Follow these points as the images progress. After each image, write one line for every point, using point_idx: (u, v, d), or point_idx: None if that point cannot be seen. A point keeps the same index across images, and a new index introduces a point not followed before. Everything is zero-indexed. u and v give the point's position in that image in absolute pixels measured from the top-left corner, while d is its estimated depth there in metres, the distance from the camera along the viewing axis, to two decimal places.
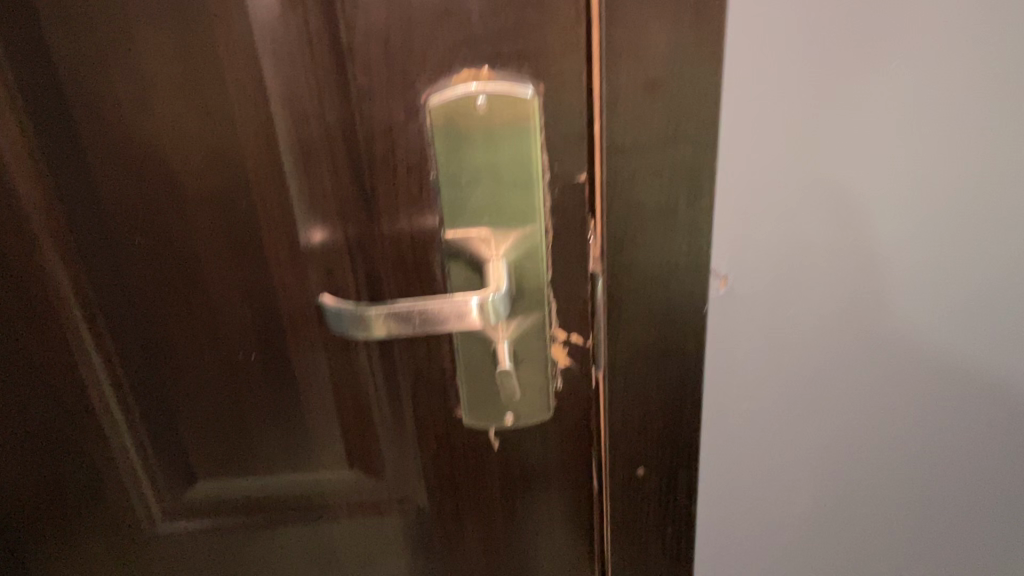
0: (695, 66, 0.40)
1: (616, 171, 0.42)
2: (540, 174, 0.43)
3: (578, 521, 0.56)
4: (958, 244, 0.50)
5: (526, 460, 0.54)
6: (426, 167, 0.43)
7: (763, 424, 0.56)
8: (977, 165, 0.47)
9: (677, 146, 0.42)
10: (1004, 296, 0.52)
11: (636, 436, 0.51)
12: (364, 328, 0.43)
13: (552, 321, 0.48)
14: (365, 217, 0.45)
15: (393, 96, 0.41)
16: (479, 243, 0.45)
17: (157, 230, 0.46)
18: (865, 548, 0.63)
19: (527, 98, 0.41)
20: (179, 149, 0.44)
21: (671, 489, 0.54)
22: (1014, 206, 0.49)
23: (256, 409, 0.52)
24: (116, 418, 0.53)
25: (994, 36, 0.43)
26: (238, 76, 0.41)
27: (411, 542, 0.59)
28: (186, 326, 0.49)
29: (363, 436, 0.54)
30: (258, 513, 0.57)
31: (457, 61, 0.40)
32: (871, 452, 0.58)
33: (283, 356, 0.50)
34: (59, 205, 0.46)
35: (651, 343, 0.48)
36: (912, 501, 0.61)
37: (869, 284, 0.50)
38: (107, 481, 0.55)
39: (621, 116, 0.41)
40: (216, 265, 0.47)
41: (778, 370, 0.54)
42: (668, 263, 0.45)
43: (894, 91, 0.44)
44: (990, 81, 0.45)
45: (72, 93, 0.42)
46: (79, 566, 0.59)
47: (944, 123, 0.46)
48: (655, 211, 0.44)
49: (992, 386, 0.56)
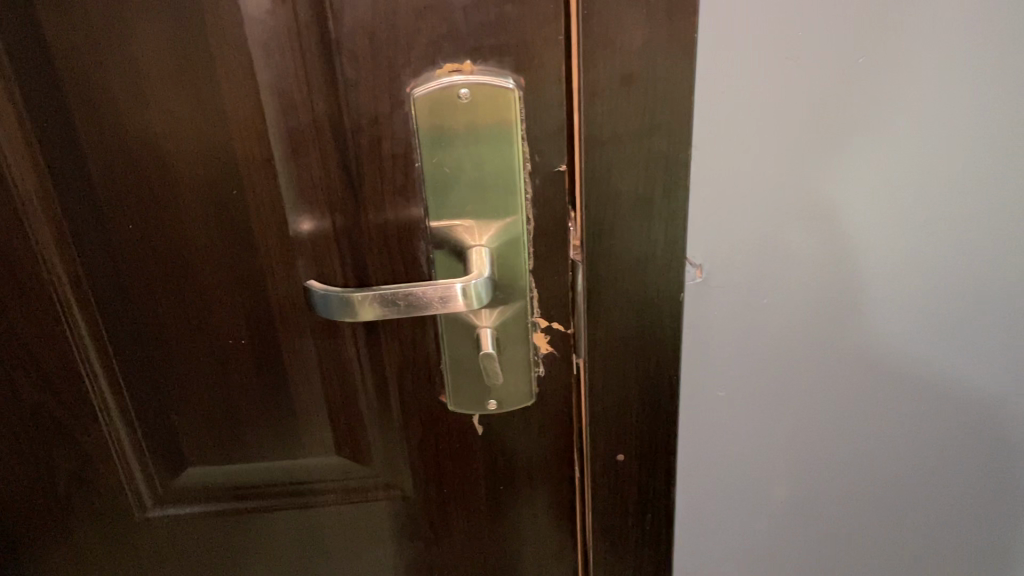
0: (669, 60, 0.41)
1: (595, 161, 0.44)
2: (520, 164, 0.44)
3: (561, 506, 0.58)
4: (928, 235, 0.52)
5: (509, 446, 0.55)
6: (411, 157, 0.45)
7: (739, 411, 0.58)
8: (945, 157, 0.49)
9: (654, 139, 0.43)
10: (972, 289, 0.54)
11: (616, 423, 0.53)
12: (351, 312, 0.45)
13: (533, 308, 0.50)
14: (352, 207, 0.47)
15: (379, 88, 0.43)
16: (462, 232, 0.46)
17: (150, 218, 0.47)
18: (841, 534, 0.65)
19: (509, 89, 0.42)
20: (172, 139, 0.45)
21: (650, 474, 0.55)
22: (980, 201, 0.51)
23: (246, 395, 0.54)
24: (108, 406, 0.54)
25: (957, 35, 0.45)
26: (230, 67, 0.43)
27: (397, 528, 0.60)
28: (179, 313, 0.50)
29: (351, 422, 0.55)
30: (248, 499, 0.58)
31: (440, 55, 0.42)
32: (846, 439, 0.60)
33: (273, 344, 0.52)
34: (55, 195, 0.47)
35: (629, 330, 0.50)
36: (886, 489, 0.63)
37: (841, 274, 0.52)
38: (99, 468, 0.56)
39: (598, 108, 0.42)
40: (209, 254, 0.48)
41: (754, 358, 0.55)
42: (645, 252, 0.47)
43: (863, 84, 0.46)
44: (952, 78, 0.47)
45: (68, 82, 0.43)
46: (72, 551, 0.60)
47: (911, 119, 0.48)
48: (632, 201, 0.45)
49: (962, 377, 0.58)
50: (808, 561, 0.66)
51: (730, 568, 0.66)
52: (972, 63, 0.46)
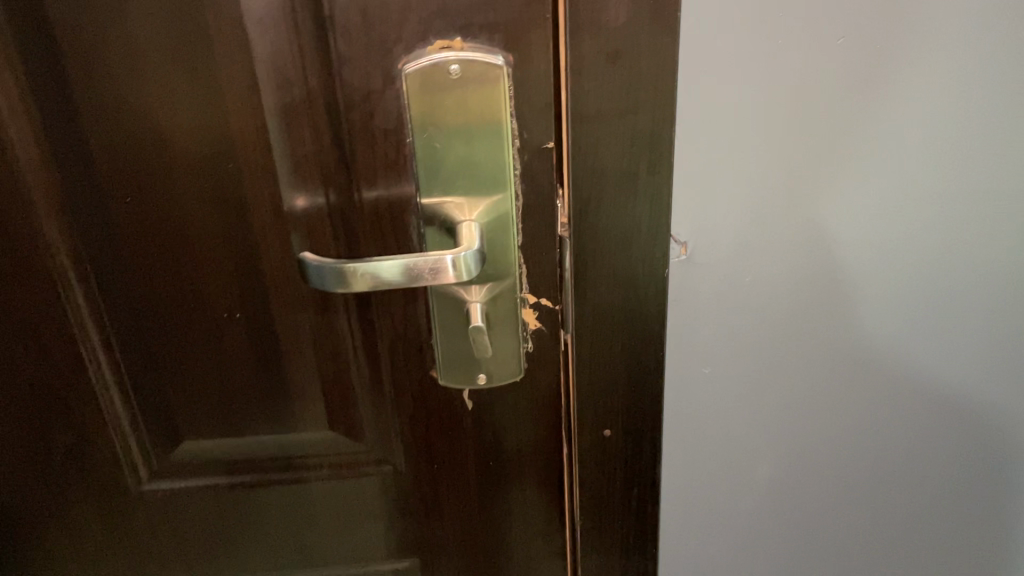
0: (653, 38, 0.43)
1: (582, 138, 0.45)
2: (510, 140, 0.46)
3: (549, 481, 0.59)
4: (908, 216, 0.53)
5: (497, 421, 0.56)
6: (402, 133, 0.46)
7: (723, 389, 0.59)
8: (925, 140, 0.50)
9: (638, 116, 0.45)
10: (951, 272, 0.55)
11: (602, 398, 0.54)
12: (344, 284, 0.46)
13: (523, 284, 0.51)
14: (346, 182, 0.48)
15: (372, 65, 0.44)
16: (453, 209, 0.47)
17: (149, 194, 0.48)
18: (823, 512, 0.66)
19: (497, 65, 0.43)
20: (170, 114, 0.46)
21: (636, 450, 0.56)
22: (959, 184, 0.52)
23: (240, 370, 0.55)
24: (105, 378, 0.55)
25: (936, 20, 0.47)
26: (228, 44, 0.44)
27: (388, 503, 0.61)
28: (175, 288, 0.51)
29: (343, 398, 0.56)
30: (241, 472, 0.60)
31: (431, 32, 0.43)
32: (829, 419, 0.61)
33: (267, 319, 0.53)
34: (55, 169, 0.48)
35: (615, 306, 0.51)
36: (867, 468, 0.64)
37: (822, 254, 0.54)
38: (96, 442, 0.57)
39: (584, 85, 0.44)
40: (205, 229, 0.49)
41: (738, 337, 0.57)
42: (631, 228, 0.48)
43: (843, 68, 0.48)
44: (931, 62, 0.48)
45: (70, 57, 0.44)
46: (69, 525, 0.61)
47: (891, 101, 0.49)
48: (617, 178, 0.46)
49: (943, 359, 0.59)
50: (790, 538, 0.68)
51: (713, 543, 0.67)
52: (950, 46, 0.48)
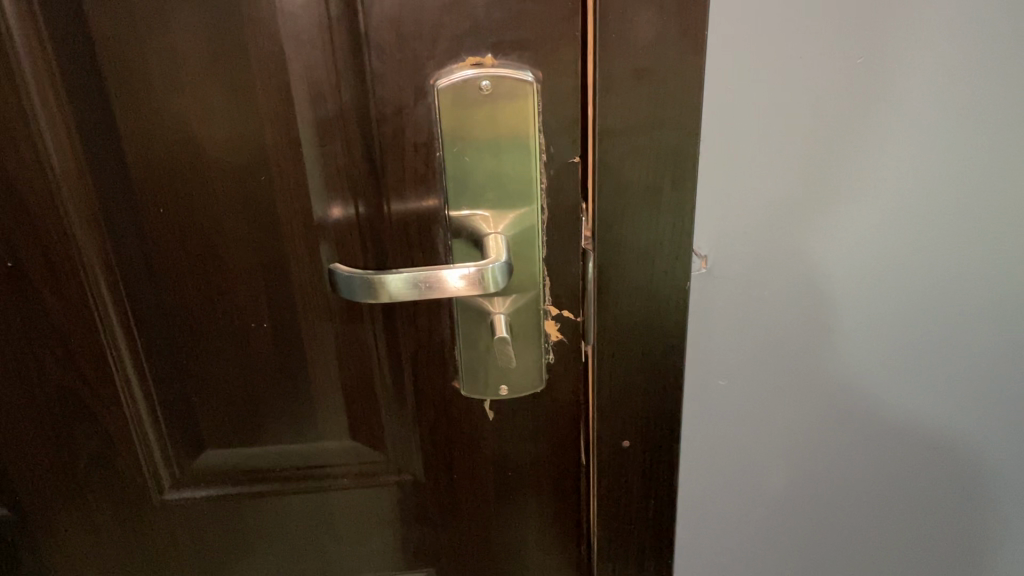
0: (679, 56, 0.44)
1: (608, 152, 0.46)
2: (537, 155, 0.46)
3: (566, 491, 0.60)
4: (922, 231, 0.54)
5: (518, 431, 0.57)
6: (432, 147, 0.47)
7: (738, 400, 0.60)
8: (940, 158, 0.51)
9: (663, 130, 0.45)
10: (964, 287, 0.56)
11: (622, 409, 0.55)
12: (374, 294, 0.46)
13: (546, 296, 0.52)
14: (375, 193, 0.49)
15: (404, 79, 0.45)
16: (480, 221, 0.48)
17: (182, 203, 0.49)
18: (834, 525, 0.67)
19: (527, 81, 0.44)
20: (204, 125, 0.47)
21: (655, 461, 0.57)
22: (976, 200, 0.53)
23: (266, 379, 0.55)
24: (131, 386, 0.56)
25: (954, 41, 0.48)
26: (263, 57, 0.45)
27: (407, 513, 0.62)
28: (203, 297, 0.52)
29: (366, 407, 0.57)
30: (262, 481, 0.60)
31: (463, 49, 0.44)
32: (842, 432, 0.62)
33: (293, 328, 0.53)
34: (90, 179, 0.49)
35: (636, 318, 0.51)
36: (880, 480, 0.65)
37: (838, 267, 0.55)
38: (120, 449, 0.58)
39: (612, 102, 0.45)
40: (235, 239, 0.50)
41: (754, 350, 0.58)
42: (653, 242, 0.49)
43: (862, 87, 0.49)
44: (949, 79, 0.49)
45: (109, 69, 0.45)
46: (89, 531, 0.62)
47: (907, 120, 0.50)
48: (642, 192, 0.47)
49: (957, 372, 0.60)
50: (802, 549, 0.68)
51: (725, 554, 0.68)
52: (968, 67, 0.49)
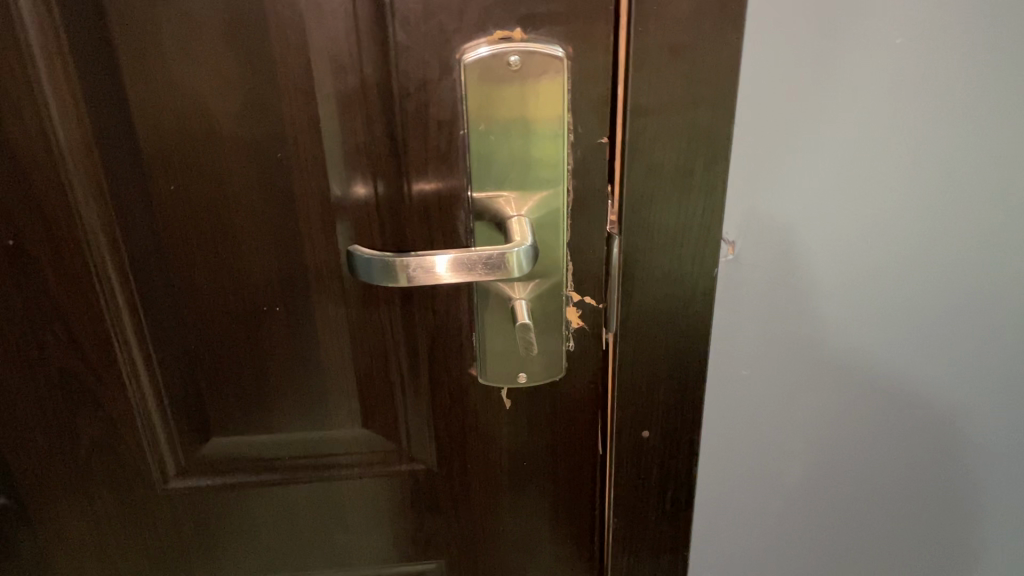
0: (718, 33, 0.42)
1: (640, 132, 0.44)
2: (564, 134, 0.45)
3: (583, 481, 0.58)
4: (958, 219, 0.52)
5: (536, 420, 0.55)
6: (456, 124, 0.45)
7: (761, 390, 0.58)
8: (978, 145, 0.50)
9: (697, 109, 0.44)
10: (997, 276, 0.54)
11: (643, 398, 0.53)
12: (392, 279, 0.44)
13: (568, 282, 0.50)
14: (395, 172, 0.47)
15: (429, 53, 0.43)
16: (503, 204, 0.46)
17: (192, 178, 0.47)
18: (852, 517, 0.66)
19: (558, 57, 0.42)
20: (217, 97, 0.45)
21: (673, 451, 0.56)
22: (1011, 188, 0.51)
23: (275, 362, 0.54)
24: (137, 367, 0.54)
25: (1000, 20, 0.46)
26: (282, 25, 0.43)
27: (418, 503, 0.60)
28: (212, 277, 0.50)
29: (379, 393, 0.55)
30: (271, 469, 0.59)
31: (492, 23, 0.42)
32: (863, 423, 0.61)
33: (307, 312, 0.52)
34: (97, 153, 0.47)
35: (661, 305, 0.50)
36: (901, 474, 0.63)
37: (868, 254, 0.53)
38: (125, 434, 0.56)
39: (645, 79, 0.43)
40: (247, 217, 0.48)
41: (779, 338, 0.56)
42: (681, 225, 0.47)
43: (900, 66, 0.47)
44: (992, 61, 0.47)
45: (120, 36, 0.43)
46: (90, 519, 0.60)
47: (946, 102, 0.48)
48: (672, 174, 0.46)
49: (983, 367, 0.58)
50: (820, 543, 0.67)
51: (741, 546, 0.67)
52: (1013, 47, 0.47)
